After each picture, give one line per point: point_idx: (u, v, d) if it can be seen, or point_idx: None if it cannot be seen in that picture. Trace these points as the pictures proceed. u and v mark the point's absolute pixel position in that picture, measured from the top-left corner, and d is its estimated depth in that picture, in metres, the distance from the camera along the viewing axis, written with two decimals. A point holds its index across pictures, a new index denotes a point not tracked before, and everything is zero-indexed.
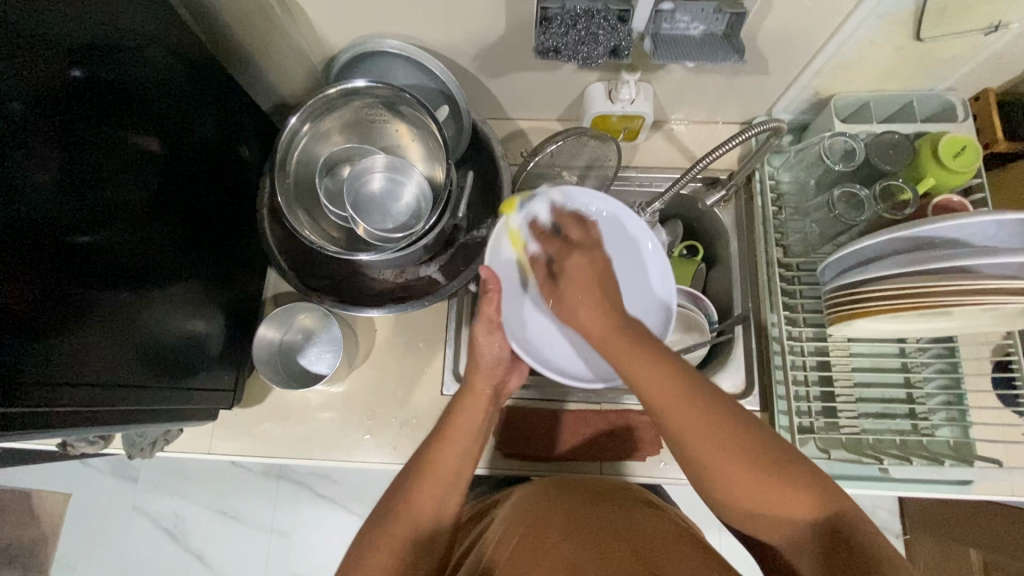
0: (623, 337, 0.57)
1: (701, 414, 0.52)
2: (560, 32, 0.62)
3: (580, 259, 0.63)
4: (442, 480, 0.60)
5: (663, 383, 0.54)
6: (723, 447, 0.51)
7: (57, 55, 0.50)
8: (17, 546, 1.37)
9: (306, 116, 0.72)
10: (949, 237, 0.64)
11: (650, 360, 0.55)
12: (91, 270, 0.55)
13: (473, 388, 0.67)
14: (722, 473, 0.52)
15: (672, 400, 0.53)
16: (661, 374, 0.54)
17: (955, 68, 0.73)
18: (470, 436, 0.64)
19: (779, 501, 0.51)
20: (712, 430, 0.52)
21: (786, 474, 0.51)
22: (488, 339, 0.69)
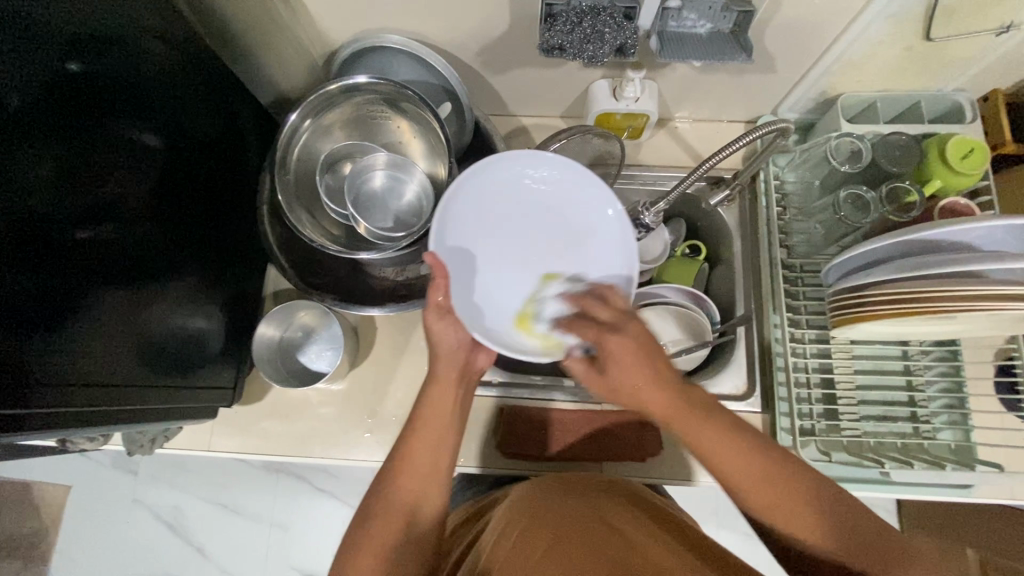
0: (693, 410, 0.54)
1: (763, 473, 0.53)
2: (565, 30, 0.61)
3: (620, 346, 0.53)
4: (417, 476, 0.60)
5: (730, 453, 0.53)
6: (790, 503, 0.52)
7: (55, 49, 0.49)
8: (18, 537, 1.37)
9: (306, 112, 0.71)
10: (955, 241, 0.63)
11: (719, 432, 0.53)
12: (92, 267, 0.55)
13: (436, 377, 0.63)
14: (789, 525, 0.53)
15: (744, 468, 0.53)
16: (723, 442, 0.53)
17: (964, 69, 0.73)
18: (440, 430, 0.62)
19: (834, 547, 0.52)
20: (777, 490, 0.52)
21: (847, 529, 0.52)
22: (442, 327, 0.63)
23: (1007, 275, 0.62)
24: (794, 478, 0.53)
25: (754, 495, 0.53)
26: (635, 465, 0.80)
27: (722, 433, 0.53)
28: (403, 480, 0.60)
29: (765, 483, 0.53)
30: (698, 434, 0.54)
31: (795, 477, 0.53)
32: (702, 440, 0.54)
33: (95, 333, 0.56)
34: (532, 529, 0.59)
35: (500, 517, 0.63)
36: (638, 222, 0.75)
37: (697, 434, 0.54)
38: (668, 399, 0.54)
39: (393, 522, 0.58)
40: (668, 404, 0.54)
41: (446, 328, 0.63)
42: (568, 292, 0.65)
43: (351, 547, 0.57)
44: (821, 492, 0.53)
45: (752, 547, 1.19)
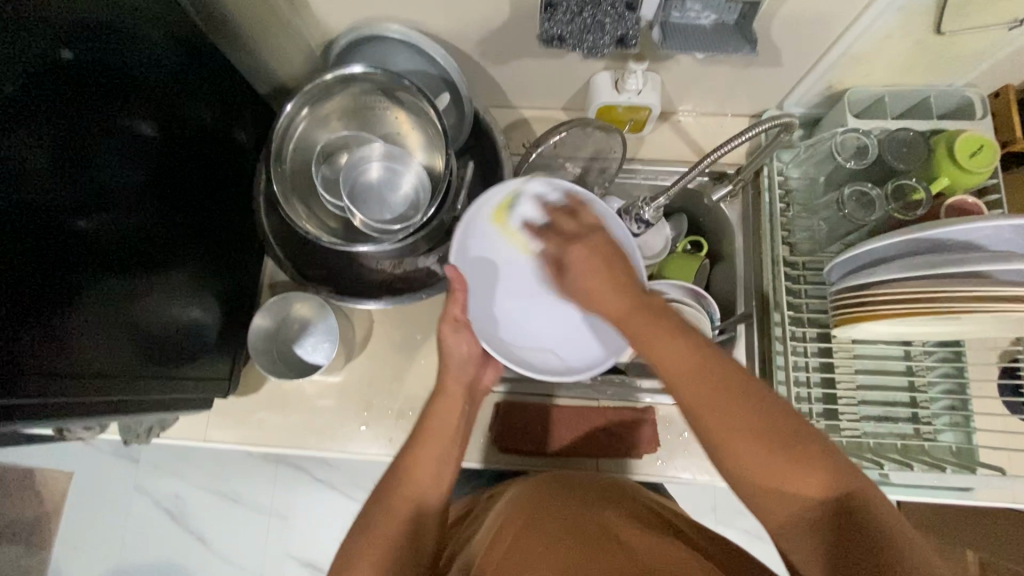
0: (640, 309, 0.53)
1: (705, 383, 0.49)
2: (565, 19, 0.60)
3: (580, 252, 0.58)
4: (424, 480, 0.61)
5: (673, 358, 0.50)
6: (731, 417, 0.47)
7: (46, 34, 0.48)
8: (20, 522, 1.38)
9: (303, 102, 0.69)
10: (961, 241, 0.62)
11: (666, 334, 0.51)
12: (87, 257, 0.54)
13: (445, 389, 0.66)
14: (731, 447, 0.47)
15: (687, 372, 0.50)
16: (668, 344, 0.51)
17: (975, 63, 0.71)
18: (448, 438, 0.63)
19: (781, 472, 0.46)
20: (716, 402, 0.48)
21: (793, 452, 0.46)
22: (456, 339, 0.67)
23: (1015, 276, 0.60)
24: (736, 393, 0.48)
25: (696, 409, 0.49)
26: (631, 462, 0.80)
27: (669, 337, 0.51)
28: (409, 484, 0.60)
29: (711, 397, 0.48)
30: (644, 333, 0.52)
31: (738, 388, 0.48)
32: (650, 342, 0.52)
33: (90, 322, 0.55)
34: (529, 526, 0.59)
35: (496, 515, 0.63)
36: (639, 217, 0.74)
37: (643, 334, 0.52)
38: (622, 295, 0.54)
39: (396, 524, 0.57)
40: (623, 304, 0.54)
41: (459, 343, 0.67)
42: (546, 198, 0.67)
43: (352, 550, 0.56)
44: (770, 408, 0.48)
45: (750, 544, 1.19)
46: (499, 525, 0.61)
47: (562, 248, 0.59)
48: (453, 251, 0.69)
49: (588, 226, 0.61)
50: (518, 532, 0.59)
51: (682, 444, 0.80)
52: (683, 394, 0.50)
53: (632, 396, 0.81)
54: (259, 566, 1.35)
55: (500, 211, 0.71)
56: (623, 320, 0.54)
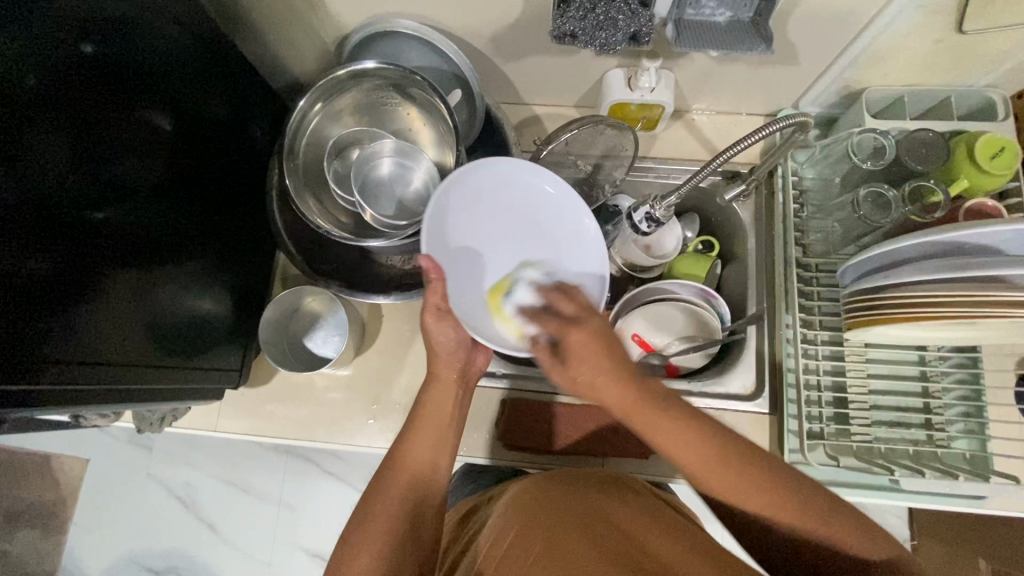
0: (652, 411, 0.50)
1: (729, 473, 0.51)
2: (578, 16, 0.59)
3: (580, 344, 0.50)
4: (422, 468, 0.62)
5: (696, 460, 0.50)
6: (780, 510, 0.51)
7: (69, 29, 0.49)
8: (38, 506, 1.42)
9: (315, 97, 0.70)
10: (979, 244, 0.61)
11: (690, 443, 0.50)
12: (104, 248, 0.55)
13: (438, 376, 0.65)
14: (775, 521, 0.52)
15: (716, 473, 0.51)
16: (691, 445, 0.50)
17: (999, 63, 0.69)
18: (441, 427, 0.64)
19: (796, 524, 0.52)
20: (739, 488, 0.51)
21: (813, 516, 0.51)
22: (442, 328, 0.64)
23: None
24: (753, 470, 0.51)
25: (712, 485, 0.52)
26: (638, 462, 0.79)
27: (693, 440, 0.50)
28: (408, 474, 0.61)
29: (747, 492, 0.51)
30: (663, 439, 0.51)
31: (760, 474, 0.51)
32: (669, 442, 0.50)
33: (107, 312, 0.56)
34: (531, 524, 0.59)
35: (498, 514, 0.64)
36: (649, 216, 0.73)
37: (656, 433, 0.51)
38: (626, 394, 0.50)
39: (397, 511, 0.59)
40: (629, 403, 0.50)
41: (448, 332, 0.64)
42: (537, 283, 0.64)
43: (353, 535, 0.57)
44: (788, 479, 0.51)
45: None
46: (500, 526, 0.61)
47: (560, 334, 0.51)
48: (427, 229, 0.62)
49: (588, 306, 0.53)
50: (520, 532, 0.59)
51: None
52: (703, 477, 0.52)
53: None
54: (268, 556, 1.37)
55: (495, 298, 0.66)
56: (632, 417, 0.51)
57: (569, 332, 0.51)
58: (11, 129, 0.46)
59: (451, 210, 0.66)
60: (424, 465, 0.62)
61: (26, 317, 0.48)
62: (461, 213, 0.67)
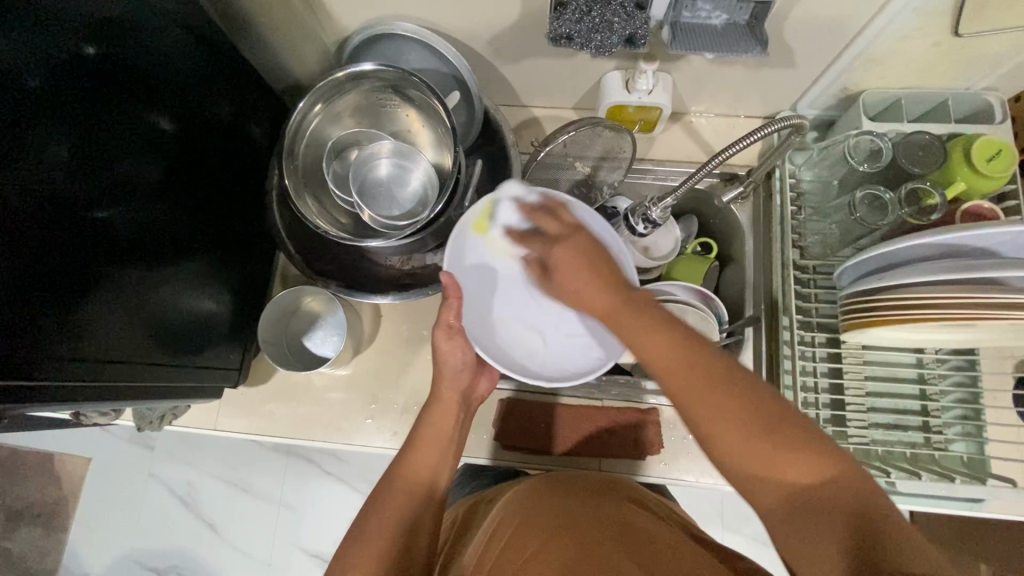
0: (628, 310, 0.51)
1: (698, 382, 0.47)
2: (573, 19, 0.60)
3: (564, 253, 0.55)
4: (424, 474, 0.63)
5: (671, 356, 0.48)
6: (744, 435, 0.45)
7: (72, 32, 0.50)
8: (41, 504, 1.43)
9: (316, 99, 0.71)
10: (975, 246, 0.61)
11: (664, 338, 0.49)
12: (106, 247, 0.56)
13: (439, 396, 0.67)
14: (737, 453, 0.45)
15: (684, 380, 0.47)
16: (664, 346, 0.49)
17: (995, 67, 0.69)
18: (445, 439, 0.65)
19: (777, 462, 0.44)
20: (716, 402, 0.46)
21: (783, 440, 0.44)
22: (451, 347, 0.66)
23: None
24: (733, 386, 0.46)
25: (686, 399, 0.47)
26: (635, 463, 0.80)
27: (669, 340, 0.49)
28: (411, 479, 0.62)
29: (710, 405, 0.46)
30: (641, 341, 0.50)
31: (738, 388, 0.46)
32: (644, 343, 0.50)
33: (107, 310, 0.57)
34: (527, 524, 0.59)
35: (495, 515, 0.64)
36: (647, 217, 0.73)
37: (633, 333, 0.50)
38: (601, 294, 0.52)
39: (400, 513, 0.59)
40: (607, 300, 0.52)
41: (455, 351, 0.66)
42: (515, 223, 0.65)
43: (355, 536, 0.58)
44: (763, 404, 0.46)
45: (757, 551, 1.18)
46: (496, 526, 0.62)
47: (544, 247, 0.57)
48: (448, 260, 0.68)
49: (573, 227, 0.57)
50: (515, 531, 0.59)
51: (686, 446, 0.80)
52: (678, 392, 0.47)
53: (636, 397, 0.82)
54: (268, 556, 1.37)
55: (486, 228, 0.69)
56: (611, 317, 0.52)
57: (559, 238, 0.57)
58: (11, 130, 0.47)
59: (473, 238, 0.70)
60: (427, 473, 0.63)
61: (25, 314, 0.48)
62: (480, 239, 0.71)
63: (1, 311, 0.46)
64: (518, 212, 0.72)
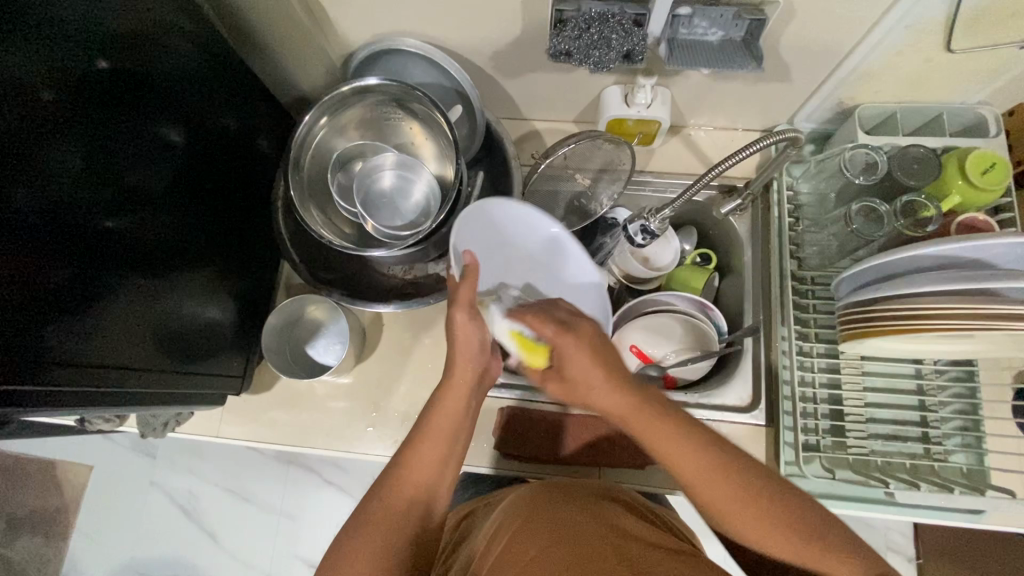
0: (654, 417, 0.53)
1: (725, 482, 0.52)
2: (572, 35, 0.61)
3: (578, 347, 0.54)
4: (424, 480, 0.60)
5: (691, 463, 0.52)
6: (766, 526, 0.51)
7: (85, 47, 0.52)
8: (42, 512, 1.43)
9: (321, 112, 0.72)
10: (972, 258, 0.61)
11: (687, 442, 0.52)
12: (112, 256, 0.57)
13: (451, 381, 0.63)
14: (761, 539, 0.52)
15: (713, 480, 0.52)
16: (691, 452, 0.52)
17: (988, 81, 0.70)
18: (450, 437, 0.62)
19: (786, 547, 0.52)
20: (732, 498, 0.52)
21: (802, 529, 0.51)
22: (467, 330, 0.62)
23: None
24: (754, 481, 0.52)
25: (712, 500, 0.52)
26: (634, 473, 0.80)
27: (683, 447, 0.52)
28: (411, 485, 0.59)
29: (735, 501, 0.52)
30: (660, 449, 0.53)
31: (745, 479, 0.52)
32: (667, 452, 0.53)
33: (112, 317, 0.58)
34: (528, 530, 0.59)
35: (495, 520, 0.65)
36: (645, 228, 0.74)
37: (653, 440, 0.53)
38: (627, 403, 0.54)
39: (398, 523, 0.57)
40: (627, 402, 0.54)
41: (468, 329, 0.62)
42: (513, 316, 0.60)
43: (349, 545, 0.56)
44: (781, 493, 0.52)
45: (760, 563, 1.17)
46: (496, 530, 0.62)
47: (558, 339, 0.54)
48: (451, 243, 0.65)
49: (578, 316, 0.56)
50: (515, 535, 0.59)
51: None
52: (697, 484, 0.53)
53: None
54: (267, 566, 1.37)
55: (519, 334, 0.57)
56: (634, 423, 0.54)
57: (560, 341, 0.54)
58: (24, 141, 0.48)
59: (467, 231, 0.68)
60: (427, 477, 0.60)
61: (32, 319, 0.49)
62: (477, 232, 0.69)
63: (11, 316, 0.47)
64: (513, 221, 0.70)
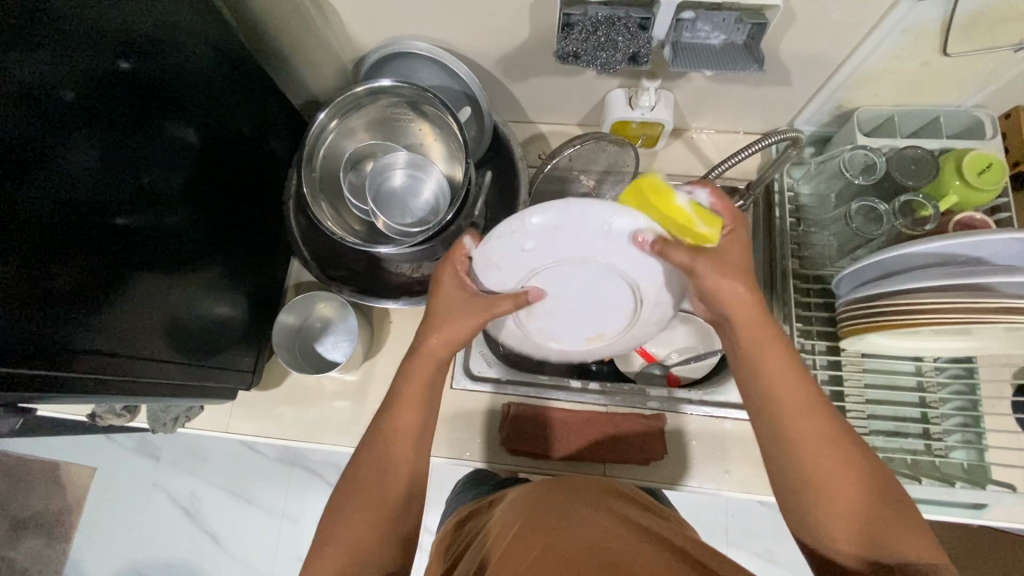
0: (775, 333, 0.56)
1: (820, 418, 0.54)
2: (581, 38, 0.63)
3: (741, 241, 0.56)
4: (404, 446, 0.60)
5: (795, 387, 0.54)
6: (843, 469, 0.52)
7: (108, 47, 0.53)
8: (45, 514, 1.44)
9: (334, 112, 0.74)
10: (968, 255, 0.63)
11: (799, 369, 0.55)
12: (127, 250, 0.59)
13: (427, 347, 0.60)
14: (831, 482, 0.52)
15: (810, 409, 0.54)
16: (799, 379, 0.55)
17: (984, 85, 0.72)
18: (424, 404, 0.61)
19: (849, 500, 0.52)
20: (824, 436, 0.53)
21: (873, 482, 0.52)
22: (461, 310, 0.59)
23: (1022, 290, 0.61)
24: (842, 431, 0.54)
25: (802, 430, 0.53)
26: (638, 469, 0.81)
27: (793, 370, 0.55)
28: (393, 461, 0.59)
29: (823, 437, 0.53)
30: (774, 360, 0.55)
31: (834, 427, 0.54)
32: (774, 368, 0.55)
33: (127, 310, 0.59)
34: (532, 525, 0.59)
35: (499, 517, 0.64)
36: None
37: (767, 354, 0.56)
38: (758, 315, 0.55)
39: (384, 501, 0.58)
40: (755, 315, 0.55)
41: (462, 291, 0.60)
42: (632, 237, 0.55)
43: (335, 532, 0.56)
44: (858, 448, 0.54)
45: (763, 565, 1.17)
46: (505, 522, 0.62)
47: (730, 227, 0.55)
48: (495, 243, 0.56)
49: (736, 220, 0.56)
50: (522, 528, 0.59)
51: (690, 452, 0.81)
52: (788, 409, 0.54)
53: (639, 404, 0.83)
54: (270, 568, 1.37)
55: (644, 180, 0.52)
56: (755, 334, 0.56)
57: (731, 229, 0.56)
58: (47, 138, 0.49)
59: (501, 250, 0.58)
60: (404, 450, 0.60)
61: (50, 309, 0.50)
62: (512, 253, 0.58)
63: (29, 307, 0.48)
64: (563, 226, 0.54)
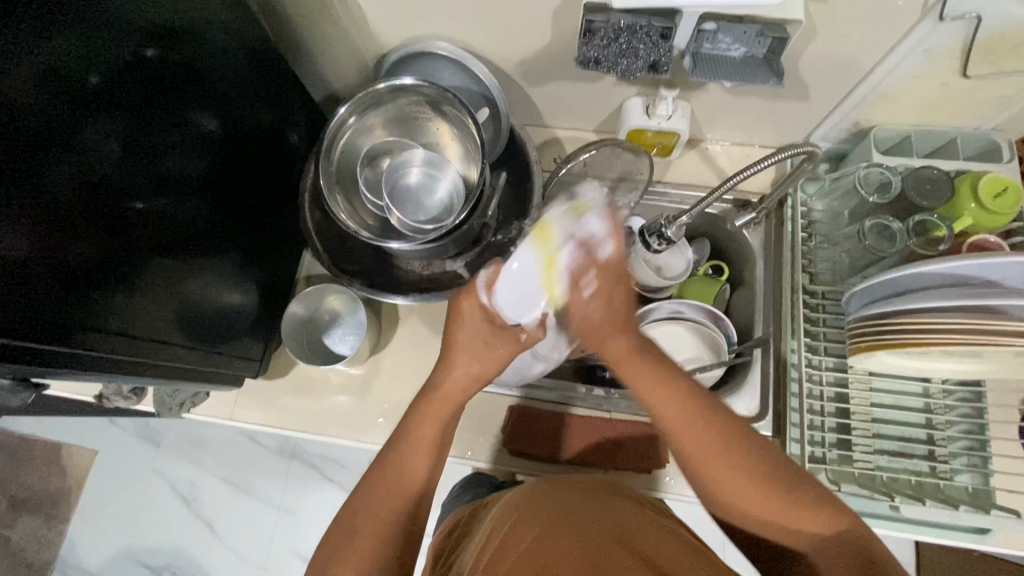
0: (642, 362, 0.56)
1: (707, 430, 0.54)
2: (602, 44, 0.65)
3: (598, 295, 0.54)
4: (414, 483, 0.58)
5: (672, 410, 0.55)
6: (745, 479, 0.53)
7: (136, 34, 0.54)
8: (45, 493, 1.45)
9: (354, 109, 0.75)
10: (982, 277, 0.63)
11: (666, 387, 0.56)
12: (143, 233, 0.59)
13: (440, 390, 0.60)
14: (738, 493, 0.53)
15: (690, 424, 0.55)
16: (671, 398, 0.55)
17: (1004, 110, 0.72)
18: (435, 447, 0.59)
19: (749, 497, 0.53)
20: (708, 441, 0.54)
21: (785, 482, 0.52)
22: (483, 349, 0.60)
23: None
24: (739, 443, 0.54)
25: (694, 453, 0.54)
26: (640, 476, 0.81)
27: (670, 393, 0.56)
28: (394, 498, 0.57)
29: (712, 445, 0.54)
30: (650, 394, 0.56)
31: (720, 430, 0.54)
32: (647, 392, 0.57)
33: (139, 293, 0.60)
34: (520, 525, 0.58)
35: (486, 524, 0.63)
36: (660, 234, 0.76)
37: (640, 380, 0.57)
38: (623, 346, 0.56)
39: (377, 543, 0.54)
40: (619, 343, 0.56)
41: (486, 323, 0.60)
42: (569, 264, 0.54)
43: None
44: (759, 454, 0.54)
45: None
46: (492, 528, 0.60)
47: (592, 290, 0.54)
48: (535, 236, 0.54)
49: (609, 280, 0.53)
50: (509, 529, 0.58)
51: None
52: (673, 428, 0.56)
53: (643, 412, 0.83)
54: (263, 561, 1.36)
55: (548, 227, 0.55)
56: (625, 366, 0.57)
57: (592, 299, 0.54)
58: (73, 121, 0.50)
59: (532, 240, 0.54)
60: (400, 509, 0.56)
61: (57, 288, 0.50)
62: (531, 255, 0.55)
63: (42, 284, 0.49)
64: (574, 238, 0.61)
